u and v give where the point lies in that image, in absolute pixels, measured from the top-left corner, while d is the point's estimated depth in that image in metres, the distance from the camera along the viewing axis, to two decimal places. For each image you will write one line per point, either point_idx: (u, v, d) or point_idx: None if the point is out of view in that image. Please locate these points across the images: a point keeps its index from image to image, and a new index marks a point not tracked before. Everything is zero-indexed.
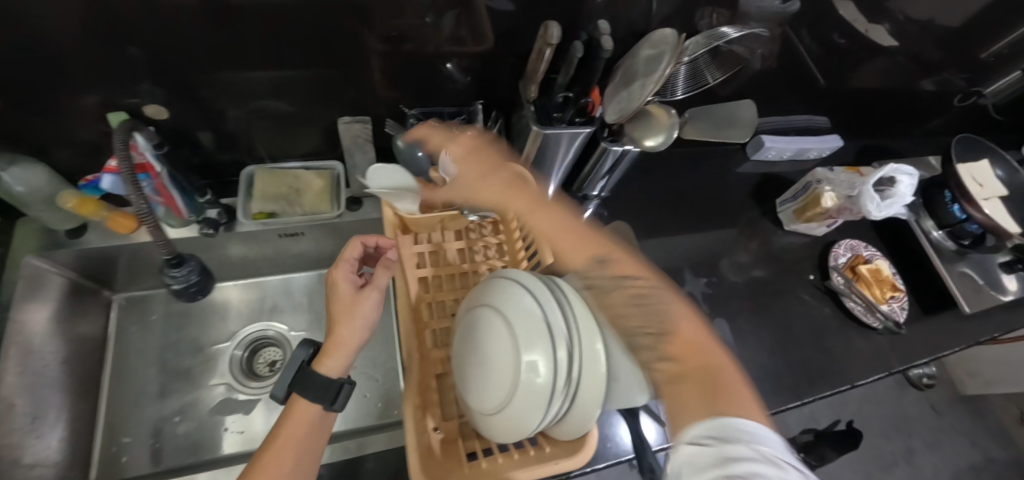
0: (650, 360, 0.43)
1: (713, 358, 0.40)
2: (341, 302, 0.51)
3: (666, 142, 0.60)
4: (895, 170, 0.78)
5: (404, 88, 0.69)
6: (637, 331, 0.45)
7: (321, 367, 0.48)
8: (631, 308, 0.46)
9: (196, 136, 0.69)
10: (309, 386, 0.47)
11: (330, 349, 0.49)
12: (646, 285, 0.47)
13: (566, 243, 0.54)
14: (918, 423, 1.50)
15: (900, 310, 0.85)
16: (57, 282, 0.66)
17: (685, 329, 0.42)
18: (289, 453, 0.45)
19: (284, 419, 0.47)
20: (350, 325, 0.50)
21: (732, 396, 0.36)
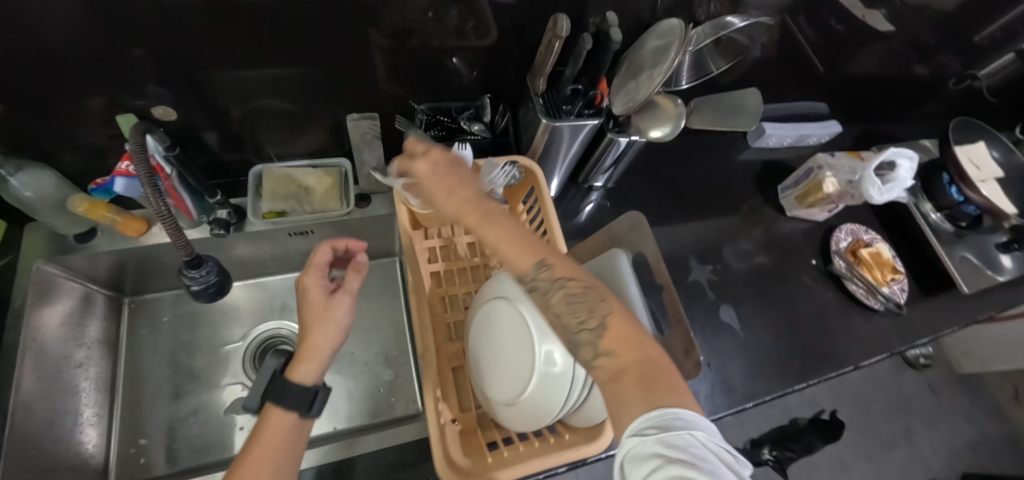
0: (590, 358, 0.38)
1: (647, 351, 0.37)
2: (313, 308, 0.51)
3: (673, 132, 0.60)
4: (895, 154, 0.79)
5: (411, 84, 0.69)
6: (576, 328, 0.39)
7: (294, 373, 0.49)
8: (565, 304, 0.40)
9: (201, 137, 0.68)
10: (284, 395, 0.48)
11: (303, 355, 0.50)
12: (580, 284, 0.41)
13: (513, 247, 0.43)
14: (915, 403, 1.54)
15: (900, 292, 0.87)
16: (68, 287, 0.67)
17: (615, 323, 0.38)
18: (267, 467, 0.45)
19: (259, 433, 0.47)
20: (322, 331, 0.50)
21: (670, 386, 0.34)
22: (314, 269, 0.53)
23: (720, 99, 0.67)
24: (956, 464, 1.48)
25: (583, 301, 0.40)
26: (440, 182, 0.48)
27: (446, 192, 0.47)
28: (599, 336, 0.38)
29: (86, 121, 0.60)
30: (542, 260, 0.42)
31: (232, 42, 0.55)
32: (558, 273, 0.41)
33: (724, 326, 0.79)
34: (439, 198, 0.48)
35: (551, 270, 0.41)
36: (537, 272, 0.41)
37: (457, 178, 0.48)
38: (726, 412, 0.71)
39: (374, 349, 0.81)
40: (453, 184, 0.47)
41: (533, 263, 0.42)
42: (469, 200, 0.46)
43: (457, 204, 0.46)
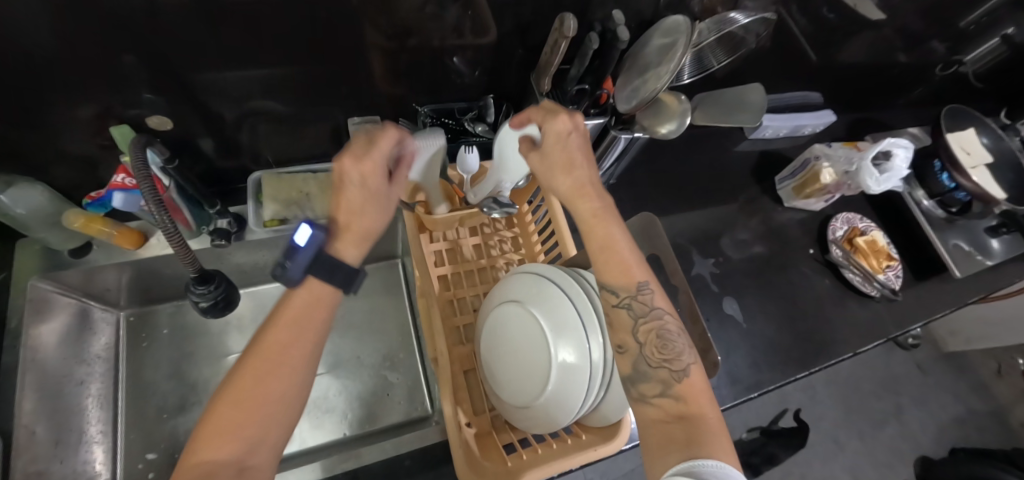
0: (650, 394, 0.44)
1: (705, 407, 0.42)
2: (367, 195, 0.47)
3: (678, 129, 0.61)
4: (891, 143, 0.80)
5: (412, 83, 0.68)
6: (657, 363, 0.45)
7: (341, 249, 0.46)
8: (658, 337, 0.45)
9: (195, 143, 0.67)
10: (334, 272, 0.44)
11: (350, 236, 0.46)
12: (674, 324, 0.47)
13: (609, 264, 0.48)
14: (905, 381, 1.58)
15: (895, 278, 0.89)
16: (63, 303, 0.65)
17: (694, 374, 0.44)
18: (306, 331, 0.42)
19: (293, 299, 0.43)
20: (375, 214, 0.47)
21: (715, 438, 0.39)
22: (378, 154, 0.47)
23: (724, 95, 0.68)
24: (944, 438, 1.53)
25: (674, 344, 0.45)
26: (557, 160, 0.50)
27: (565, 167, 0.50)
28: (677, 378, 0.44)
29: (77, 132, 0.58)
30: (644, 285, 0.47)
31: (228, 46, 0.53)
32: (656, 303, 0.46)
33: (728, 318, 0.80)
34: (555, 177, 0.50)
35: (649, 299, 0.46)
36: (639, 293, 0.46)
37: (581, 159, 0.50)
38: (732, 403, 0.72)
39: (380, 353, 0.81)
40: (574, 163, 0.50)
41: (636, 283, 0.47)
42: (585, 186, 0.50)
43: (572, 184, 0.50)
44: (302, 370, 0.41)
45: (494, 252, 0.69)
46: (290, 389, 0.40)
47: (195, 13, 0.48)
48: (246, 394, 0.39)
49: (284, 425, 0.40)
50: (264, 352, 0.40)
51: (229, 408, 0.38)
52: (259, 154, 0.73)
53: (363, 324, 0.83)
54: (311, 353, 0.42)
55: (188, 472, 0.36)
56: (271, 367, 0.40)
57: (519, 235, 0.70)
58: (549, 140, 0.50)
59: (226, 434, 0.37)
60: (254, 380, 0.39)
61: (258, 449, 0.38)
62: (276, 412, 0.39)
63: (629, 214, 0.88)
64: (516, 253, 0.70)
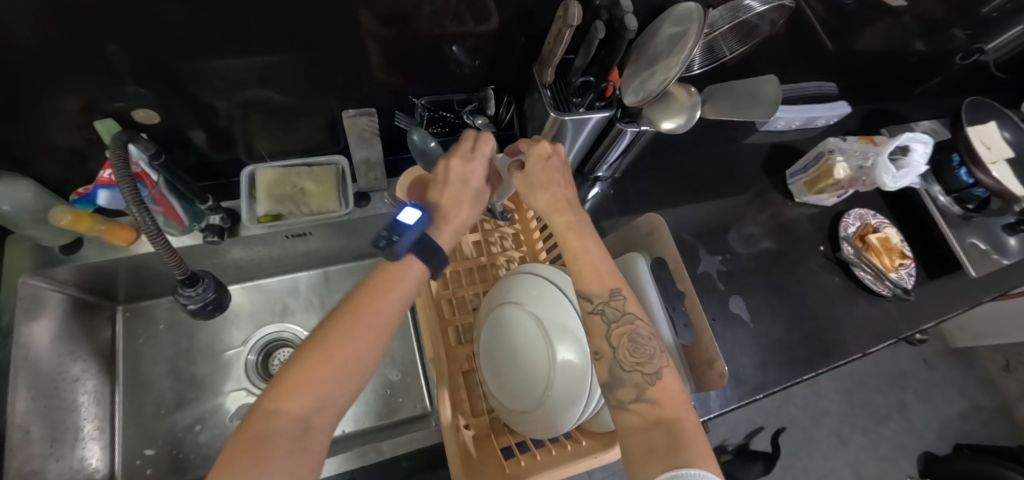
0: (627, 399, 0.43)
1: (681, 413, 0.41)
2: (468, 191, 0.52)
3: (688, 123, 0.58)
4: (909, 139, 0.77)
5: (409, 74, 0.65)
6: (630, 366, 0.44)
7: (439, 236, 0.50)
8: (629, 341, 0.45)
9: (187, 136, 0.65)
10: (434, 255, 0.48)
11: (445, 222, 0.50)
12: (646, 329, 0.45)
13: (587, 269, 0.47)
14: (910, 376, 1.57)
15: (908, 277, 0.87)
16: (58, 299, 0.64)
17: (667, 377, 0.43)
18: (388, 303, 0.44)
19: (386, 272, 0.45)
20: (470, 209, 0.52)
21: (694, 445, 0.38)
22: (480, 155, 0.53)
23: (737, 87, 0.63)
24: (948, 434, 1.52)
25: (645, 346, 0.44)
26: (539, 180, 0.52)
27: (545, 181, 0.51)
28: (650, 382, 0.43)
29: (64, 124, 0.56)
30: (616, 291, 0.46)
31: (217, 36, 0.51)
32: (629, 308, 0.45)
33: (734, 317, 0.78)
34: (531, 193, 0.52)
35: (622, 304, 0.46)
36: (611, 298, 0.46)
37: (561, 178, 0.52)
38: (737, 404, 0.70)
39: None
40: (552, 177, 0.51)
41: (609, 289, 0.46)
42: (561, 202, 0.51)
43: (552, 197, 0.51)
44: (382, 338, 0.42)
45: (494, 249, 0.67)
46: (368, 353, 0.41)
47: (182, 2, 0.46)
48: (331, 347, 0.39)
49: (352, 392, 0.40)
50: (356, 313, 0.42)
51: (314, 360, 0.39)
52: (252, 146, 0.71)
53: None
54: (391, 324, 0.43)
55: (261, 420, 0.36)
56: (358, 328, 0.41)
57: (521, 232, 0.68)
58: (534, 163, 0.52)
59: (307, 385, 0.38)
60: (339, 338, 0.40)
61: (324, 410, 0.38)
62: (350, 372, 0.39)
63: (634, 209, 0.85)
64: (517, 250, 0.68)
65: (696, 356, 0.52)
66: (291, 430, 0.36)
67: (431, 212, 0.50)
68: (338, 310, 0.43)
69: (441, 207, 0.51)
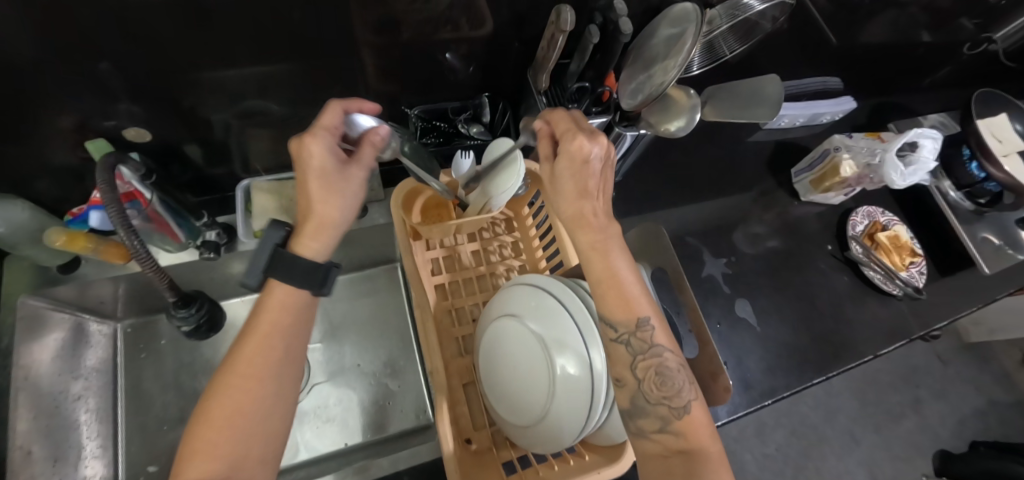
0: (649, 429, 0.43)
1: (706, 445, 0.42)
2: (312, 177, 0.46)
3: (688, 126, 0.57)
4: (918, 134, 0.74)
5: (403, 82, 0.64)
6: (654, 399, 0.43)
7: (300, 244, 0.47)
8: (656, 374, 0.43)
9: (182, 151, 0.65)
10: (292, 272, 0.45)
11: (311, 229, 0.47)
12: (674, 360, 0.44)
13: (612, 295, 0.45)
14: (923, 372, 1.54)
15: (919, 275, 0.85)
16: (58, 318, 0.64)
17: (695, 410, 0.43)
18: (277, 341, 0.43)
19: (265, 305, 0.44)
20: (326, 203, 0.47)
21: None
22: (320, 132, 0.47)
23: (738, 87, 0.61)
24: (964, 431, 1.49)
25: (672, 381, 0.43)
26: (571, 180, 0.47)
27: (577, 192, 0.47)
28: (676, 415, 0.43)
29: (60, 144, 0.56)
30: (645, 321, 0.44)
31: (206, 51, 0.50)
32: (656, 340, 0.44)
33: (740, 321, 0.76)
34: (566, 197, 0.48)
35: (650, 336, 0.44)
36: (637, 330, 0.44)
37: (596, 185, 0.48)
38: (745, 411, 0.69)
39: (381, 360, 0.79)
40: (588, 185, 0.47)
41: (637, 319, 0.44)
42: (586, 213, 0.47)
43: (579, 207, 0.47)
44: (277, 380, 0.42)
45: (494, 258, 0.66)
46: (266, 397, 0.42)
47: (173, 20, 0.45)
48: (226, 409, 0.40)
49: (264, 440, 0.41)
50: (240, 366, 0.41)
51: (217, 421, 0.39)
52: (247, 158, 0.71)
53: (362, 331, 0.81)
54: (281, 361, 0.43)
55: None
56: (243, 379, 0.41)
57: (520, 240, 0.67)
58: (564, 162, 0.47)
59: (208, 452, 0.38)
60: (226, 397, 0.40)
61: (241, 467, 0.39)
62: (253, 425, 0.40)
63: (635, 212, 0.84)
64: (517, 259, 0.66)
65: (701, 370, 0.51)
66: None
67: (288, 226, 0.48)
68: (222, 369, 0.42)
69: (300, 213, 0.48)
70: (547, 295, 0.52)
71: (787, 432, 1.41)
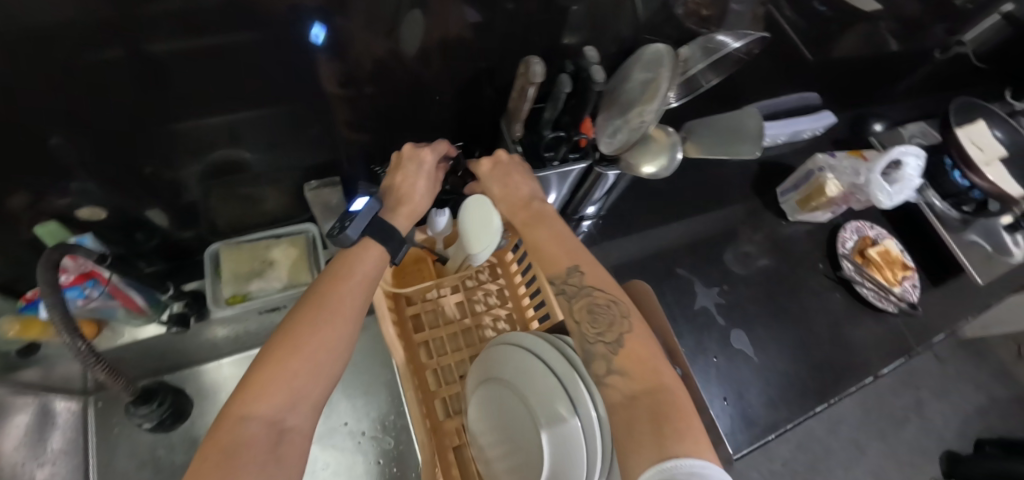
0: (601, 373, 0.41)
1: (660, 379, 0.39)
2: (423, 175, 0.52)
3: (671, 165, 0.55)
4: (901, 152, 0.73)
5: (375, 134, 0.62)
6: (594, 339, 0.43)
7: (395, 218, 0.50)
8: (588, 312, 0.44)
9: (147, 217, 0.62)
10: (388, 239, 0.47)
11: (405, 211, 0.51)
12: (604, 297, 0.44)
13: (551, 251, 0.47)
14: (922, 373, 1.53)
15: (912, 288, 0.84)
16: (22, 403, 0.61)
17: (631, 344, 0.41)
18: (355, 290, 0.43)
19: (349, 256, 0.45)
20: (426, 197, 0.52)
21: (678, 417, 0.36)
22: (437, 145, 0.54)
23: (719, 120, 0.59)
24: (968, 431, 1.47)
25: (605, 315, 0.43)
26: (502, 172, 0.51)
27: (505, 191, 0.51)
28: (614, 351, 0.41)
29: (15, 227, 0.53)
30: (572, 269, 0.46)
31: (165, 118, 0.48)
32: (586, 281, 0.45)
33: (737, 352, 0.74)
34: (498, 192, 0.51)
35: (580, 279, 0.45)
36: (569, 276, 0.45)
37: (519, 182, 0.51)
38: (748, 448, 0.66)
39: (371, 416, 0.76)
40: (516, 185, 0.50)
41: (564, 270, 0.46)
42: (518, 196, 0.50)
43: (510, 204, 0.50)
44: (354, 329, 0.42)
45: (479, 308, 0.63)
46: (344, 339, 0.40)
47: (126, 88, 0.43)
48: (300, 340, 0.38)
49: (324, 386, 0.39)
50: (319, 305, 0.41)
51: (290, 351, 0.38)
52: (215, 216, 0.68)
53: (350, 386, 0.78)
54: (360, 313, 0.43)
55: (227, 430, 0.34)
56: (324, 318, 0.40)
57: (506, 286, 0.63)
58: (492, 182, 0.51)
59: (274, 385, 0.36)
60: (306, 330, 0.39)
61: (299, 408, 0.36)
62: (324, 364, 0.38)
63: (623, 243, 0.82)
64: (503, 307, 0.63)
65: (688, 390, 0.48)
66: (263, 434, 0.34)
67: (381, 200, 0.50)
68: (312, 300, 0.41)
69: (393, 196, 0.51)
70: (520, 343, 0.52)
71: (794, 445, 1.39)
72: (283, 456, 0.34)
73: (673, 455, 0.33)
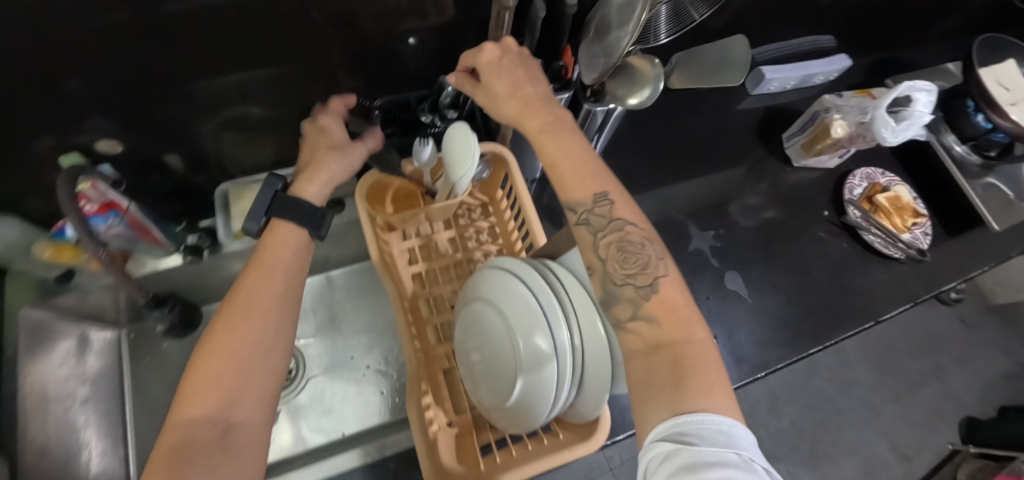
0: (623, 318, 0.39)
1: (688, 332, 0.37)
2: (327, 140, 0.58)
3: (652, 95, 0.53)
4: (911, 87, 0.70)
5: (368, 75, 0.64)
6: (621, 280, 0.41)
7: (301, 189, 0.54)
8: (618, 248, 0.42)
9: (164, 160, 0.67)
10: (293, 211, 0.52)
11: (308, 176, 0.55)
12: (638, 234, 0.42)
13: (570, 174, 0.44)
14: (944, 338, 1.49)
15: (923, 236, 0.81)
16: (65, 328, 0.69)
17: (664, 289, 0.39)
18: (273, 280, 0.46)
19: (261, 250, 0.49)
20: (332, 160, 0.56)
21: (697, 370, 0.34)
22: (331, 114, 0.60)
23: (708, 51, 0.58)
24: (991, 396, 1.43)
25: (637, 255, 0.41)
26: (511, 72, 0.48)
27: (510, 87, 0.48)
28: (645, 296, 0.39)
29: (46, 168, 0.58)
30: (601, 195, 0.42)
31: (171, 64, 0.51)
32: (616, 214, 0.42)
33: (731, 295, 0.74)
34: (503, 91, 0.48)
35: (608, 210, 0.42)
36: (596, 205, 0.42)
37: (529, 90, 0.48)
38: (737, 385, 0.67)
39: (376, 352, 0.81)
40: (519, 81, 0.48)
41: (593, 195, 0.43)
42: (531, 105, 0.47)
43: (519, 105, 0.47)
44: (275, 317, 0.45)
45: (471, 244, 0.66)
46: (266, 327, 0.44)
47: (134, 38, 0.46)
48: (224, 342, 0.42)
49: (262, 375, 0.43)
50: (236, 305, 0.44)
51: (217, 352, 0.41)
52: (223, 159, 0.72)
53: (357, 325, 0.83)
54: (279, 302, 0.46)
55: (171, 437, 0.37)
56: (241, 314, 0.43)
57: (496, 224, 0.65)
58: (493, 77, 0.49)
59: (207, 388, 0.40)
60: (228, 330, 0.42)
61: (238, 404, 0.40)
62: (253, 356, 0.42)
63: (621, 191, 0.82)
64: (494, 244, 0.66)
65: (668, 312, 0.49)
66: (208, 431, 0.38)
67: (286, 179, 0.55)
68: (230, 306, 0.44)
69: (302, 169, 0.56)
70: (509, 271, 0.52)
71: (801, 406, 1.37)
72: (231, 446, 0.38)
73: (687, 410, 0.32)
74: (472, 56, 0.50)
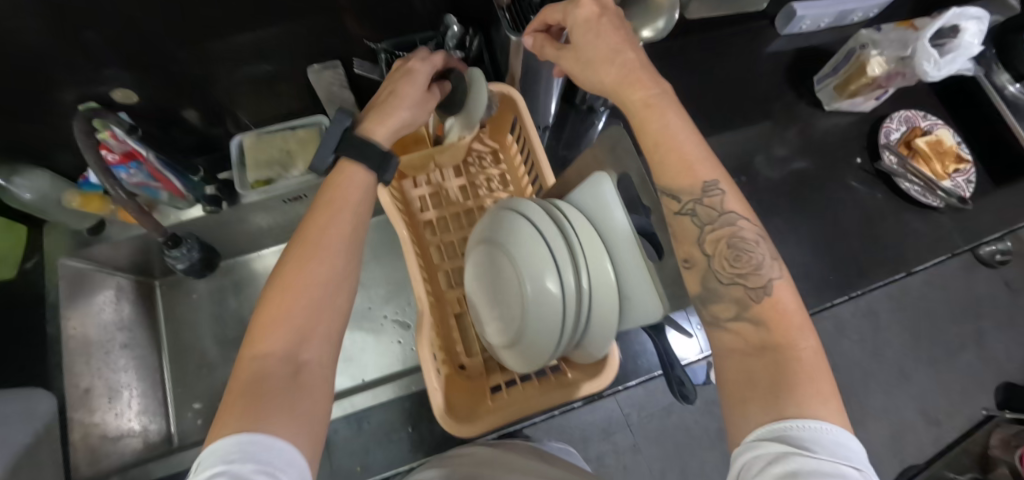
0: (723, 316, 0.36)
1: (798, 339, 0.33)
2: (406, 83, 0.48)
3: (666, 28, 0.52)
4: (958, 15, 0.65)
5: (372, 19, 0.62)
6: (727, 278, 0.36)
7: (370, 128, 0.46)
8: (728, 247, 0.36)
9: (182, 115, 0.68)
10: (356, 151, 0.44)
11: (376, 115, 0.47)
12: (751, 232, 0.37)
13: (671, 158, 0.38)
14: (987, 302, 1.38)
15: (965, 184, 0.76)
16: (103, 278, 0.73)
17: (780, 291, 0.34)
18: (343, 215, 0.42)
19: (331, 184, 0.44)
20: (399, 107, 0.47)
21: (809, 378, 0.31)
22: (421, 58, 0.50)
23: None
24: None
25: (750, 254, 0.36)
26: (611, 39, 0.41)
27: (609, 53, 0.41)
28: (755, 298, 0.35)
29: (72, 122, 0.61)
30: (711, 186, 0.37)
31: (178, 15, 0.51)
32: (729, 207, 0.37)
33: None
34: (600, 59, 0.42)
35: (719, 202, 0.37)
36: (705, 195, 0.37)
37: (633, 57, 0.41)
38: None
39: (395, 306, 0.83)
40: (620, 45, 0.41)
41: (700, 183, 0.37)
42: (633, 76, 0.41)
43: (619, 74, 0.41)
44: (347, 254, 0.41)
45: (482, 192, 0.65)
46: (337, 264, 0.40)
47: None
48: (293, 277, 0.38)
49: (332, 316, 0.38)
50: (307, 239, 0.40)
51: (288, 286, 0.37)
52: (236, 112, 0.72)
53: (377, 281, 0.85)
54: (349, 240, 0.42)
55: (245, 375, 0.34)
56: (313, 249, 0.39)
57: (507, 172, 0.65)
58: (587, 38, 0.42)
59: (277, 323, 0.36)
60: (301, 265, 0.38)
61: (310, 339, 0.37)
62: (325, 293, 0.38)
63: None
64: (505, 191, 0.65)
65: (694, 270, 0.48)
66: (281, 368, 0.34)
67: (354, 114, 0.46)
68: (297, 240, 0.40)
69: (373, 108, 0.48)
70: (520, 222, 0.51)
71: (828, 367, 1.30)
72: (303, 384, 0.34)
73: (796, 414, 0.29)
74: (563, 12, 0.44)
